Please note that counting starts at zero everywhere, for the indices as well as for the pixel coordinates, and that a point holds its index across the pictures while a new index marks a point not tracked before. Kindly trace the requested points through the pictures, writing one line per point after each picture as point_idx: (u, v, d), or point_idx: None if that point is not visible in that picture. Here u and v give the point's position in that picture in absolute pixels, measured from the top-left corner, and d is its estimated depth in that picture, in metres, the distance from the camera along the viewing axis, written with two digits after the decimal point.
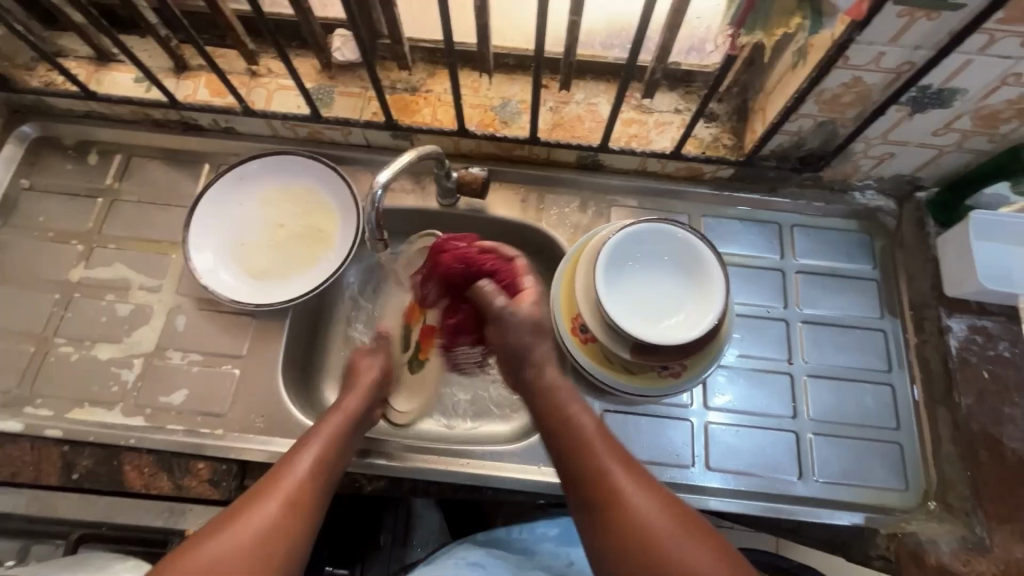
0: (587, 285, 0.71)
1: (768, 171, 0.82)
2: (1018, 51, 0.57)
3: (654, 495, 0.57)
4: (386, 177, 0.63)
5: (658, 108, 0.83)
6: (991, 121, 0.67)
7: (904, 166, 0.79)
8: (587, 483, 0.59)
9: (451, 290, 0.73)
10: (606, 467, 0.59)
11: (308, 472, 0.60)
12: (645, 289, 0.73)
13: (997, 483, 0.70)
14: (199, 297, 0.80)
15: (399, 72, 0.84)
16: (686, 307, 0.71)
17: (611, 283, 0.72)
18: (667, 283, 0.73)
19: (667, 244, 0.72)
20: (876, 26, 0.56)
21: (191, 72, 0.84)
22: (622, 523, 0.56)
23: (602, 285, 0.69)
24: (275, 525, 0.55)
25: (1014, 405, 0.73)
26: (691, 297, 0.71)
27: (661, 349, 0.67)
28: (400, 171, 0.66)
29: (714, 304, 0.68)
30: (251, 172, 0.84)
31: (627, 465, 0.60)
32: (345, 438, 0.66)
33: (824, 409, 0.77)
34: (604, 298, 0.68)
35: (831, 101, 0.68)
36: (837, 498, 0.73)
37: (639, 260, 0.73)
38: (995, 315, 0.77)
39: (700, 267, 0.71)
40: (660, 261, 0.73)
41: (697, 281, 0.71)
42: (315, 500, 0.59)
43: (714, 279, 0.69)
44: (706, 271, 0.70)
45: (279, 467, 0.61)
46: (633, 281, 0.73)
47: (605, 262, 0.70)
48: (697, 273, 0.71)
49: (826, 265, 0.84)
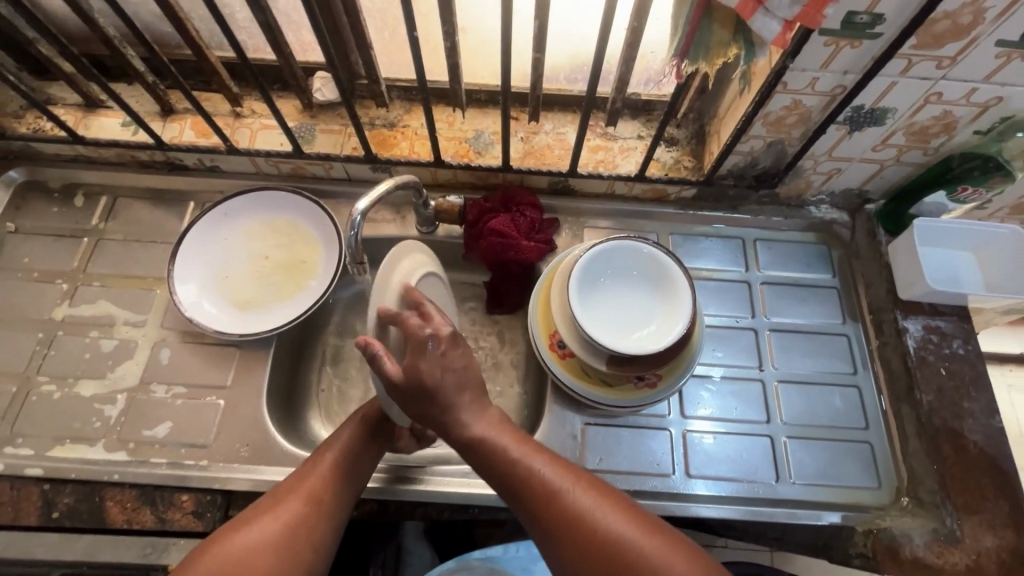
0: (563, 300, 0.75)
1: (727, 189, 0.87)
2: (934, 73, 0.64)
3: (595, 496, 0.56)
4: (365, 204, 0.64)
5: (622, 135, 0.89)
6: (922, 135, 0.74)
7: (851, 181, 0.85)
8: (530, 500, 0.56)
9: (505, 208, 0.86)
10: (546, 485, 0.56)
11: (329, 473, 0.64)
12: (617, 304, 0.76)
13: (962, 476, 0.73)
14: (183, 330, 0.81)
15: (377, 109, 0.89)
16: (657, 319, 0.74)
17: (585, 300, 0.75)
18: (639, 296, 0.76)
19: (636, 259, 0.76)
20: (807, 54, 0.62)
21: (177, 115, 0.88)
22: (578, 540, 0.53)
23: (575, 301, 0.72)
24: (298, 524, 0.59)
25: (971, 399, 0.77)
26: (661, 308, 0.74)
27: (634, 359, 0.70)
28: (378, 199, 0.67)
29: (683, 314, 0.71)
30: (235, 208, 0.87)
31: (571, 475, 0.58)
32: (365, 447, 0.67)
33: (797, 413, 0.80)
34: (577, 314, 0.71)
35: (777, 122, 0.74)
36: (815, 499, 0.75)
37: (611, 275, 0.77)
38: (947, 315, 0.82)
39: (668, 279, 0.75)
40: (631, 276, 0.77)
41: (667, 293, 0.74)
42: (337, 501, 0.63)
43: (681, 291, 0.73)
44: (674, 284, 0.74)
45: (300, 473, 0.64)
46: (607, 295, 0.76)
47: (577, 280, 0.74)
48: (666, 286, 0.75)
49: (788, 276, 0.88)
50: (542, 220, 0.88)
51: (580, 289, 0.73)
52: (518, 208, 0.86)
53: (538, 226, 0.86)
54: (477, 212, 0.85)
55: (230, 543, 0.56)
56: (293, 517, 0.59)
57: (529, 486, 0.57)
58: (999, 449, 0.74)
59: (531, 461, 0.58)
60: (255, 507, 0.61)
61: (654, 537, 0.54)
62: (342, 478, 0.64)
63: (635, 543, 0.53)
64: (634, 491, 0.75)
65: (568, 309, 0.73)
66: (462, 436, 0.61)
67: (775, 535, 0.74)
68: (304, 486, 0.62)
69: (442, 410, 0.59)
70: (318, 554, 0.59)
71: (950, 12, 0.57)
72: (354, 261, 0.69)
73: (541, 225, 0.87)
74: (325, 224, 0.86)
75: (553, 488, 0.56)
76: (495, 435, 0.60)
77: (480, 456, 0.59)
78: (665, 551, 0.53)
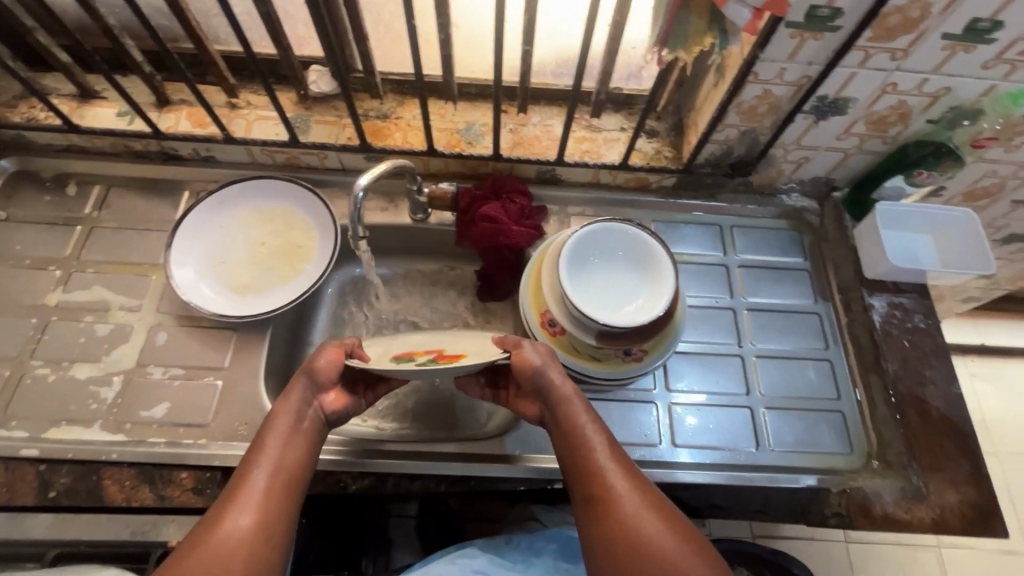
0: (552, 278, 0.78)
1: (705, 177, 0.93)
2: (889, 64, 0.70)
3: (642, 495, 0.60)
4: (368, 180, 0.67)
5: (605, 127, 0.93)
6: (881, 125, 0.80)
7: (819, 169, 0.91)
8: (584, 485, 0.62)
9: (497, 197, 0.90)
10: (604, 476, 0.62)
11: (269, 477, 0.59)
12: (605, 283, 0.80)
13: (927, 438, 0.78)
14: (180, 314, 0.82)
15: (371, 101, 0.92)
16: (643, 296, 0.78)
17: (575, 279, 0.78)
18: (625, 275, 0.80)
19: (621, 240, 0.80)
20: (775, 45, 0.68)
21: (172, 106, 0.90)
22: (617, 534, 0.58)
23: (566, 279, 0.76)
24: (242, 544, 0.54)
25: (932, 367, 0.82)
26: (645, 286, 0.78)
27: (620, 332, 0.74)
28: (379, 177, 0.70)
29: (667, 290, 0.76)
30: (231, 195, 0.88)
31: (625, 474, 0.62)
32: (300, 439, 0.64)
33: (774, 386, 0.85)
34: (569, 291, 0.75)
35: (749, 112, 0.79)
36: (793, 464, 0.79)
37: (598, 256, 0.81)
38: (909, 292, 0.88)
39: (651, 259, 0.79)
40: (616, 256, 0.81)
41: (652, 271, 0.78)
42: (282, 506, 0.58)
43: (665, 270, 0.77)
44: (658, 262, 0.78)
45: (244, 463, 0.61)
46: (594, 274, 0.80)
47: (567, 259, 0.77)
48: (650, 265, 0.79)
49: (762, 259, 0.94)
50: (532, 207, 0.92)
51: (569, 267, 0.77)
52: (510, 196, 0.90)
53: (530, 213, 0.91)
54: (469, 200, 0.88)
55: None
56: (236, 537, 0.54)
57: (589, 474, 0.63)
58: (960, 414, 0.80)
59: (600, 451, 0.64)
60: (193, 533, 0.54)
61: (685, 544, 0.57)
62: (283, 479, 0.60)
63: (667, 545, 0.56)
64: None
65: (559, 285, 0.76)
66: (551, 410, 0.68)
67: (757, 508, 0.78)
68: (249, 489, 0.57)
69: (536, 375, 0.69)
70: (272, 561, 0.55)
71: (900, 6, 0.63)
72: (355, 233, 0.73)
73: (531, 212, 0.91)
74: (320, 210, 0.88)
75: (609, 479, 0.61)
76: (572, 417, 0.67)
77: (562, 434, 0.67)
78: (693, 558, 0.56)
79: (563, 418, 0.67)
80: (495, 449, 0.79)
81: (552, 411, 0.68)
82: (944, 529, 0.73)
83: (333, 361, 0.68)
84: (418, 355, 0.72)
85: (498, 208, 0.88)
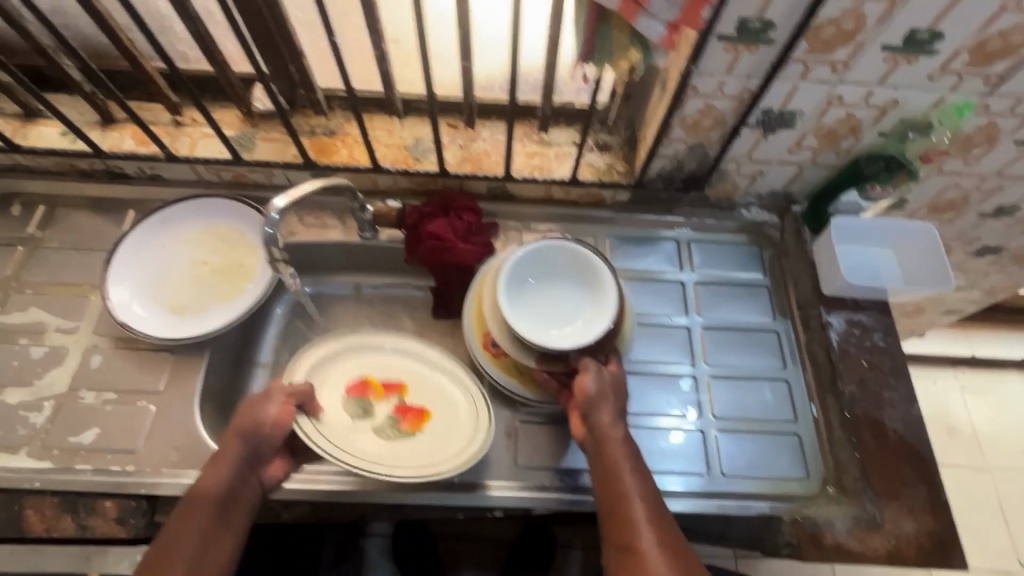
0: (493, 302, 0.76)
1: (658, 192, 0.90)
2: (831, 76, 0.68)
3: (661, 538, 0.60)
4: (283, 201, 0.63)
5: (557, 141, 0.91)
6: (832, 138, 0.78)
7: (775, 183, 0.89)
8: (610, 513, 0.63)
9: (445, 215, 0.87)
10: (630, 512, 0.62)
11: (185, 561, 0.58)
12: (550, 303, 0.79)
13: (884, 463, 0.74)
14: (117, 336, 0.81)
15: (317, 118, 0.91)
16: (586, 315, 0.76)
17: (518, 299, 0.78)
18: (569, 296, 0.79)
19: (562, 260, 0.79)
20: (709, 59, 0.66)
21: (117, 125, 0.89)
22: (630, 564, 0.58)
23: (505, 300, 0.74)
24: None
25: (890, 388, 0.79)
26: (588, 305, 0.77)
27: (563, 353, 0.71)
28: (299, 198, 0.66)
29: (608, 309, 0.73)
30: (175, 215, 0.87)
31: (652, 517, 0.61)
32: (224, 514, 0.62)
33: (728, 408, 0.82)
34: (507, 313, 0.73)
35: (694, 126, 0.77)
36: (745, 491, 0.76)
37: (542, 276, 0.80)
38: (869, 309, 0.85)
39: (594, 276, 0.77)
40: (559, 278, 0.80)
41: (595, 291, 0.77)
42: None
43: (608, 289, 0.75)
44: (601, 281, 0.76)
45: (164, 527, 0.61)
46: (537, 296, 0.79)
47: (507, 279, 0.76)
48: (593, 283, 0.77)
49: (720, 275, 0.91)
50: (483, 224, 0.89)
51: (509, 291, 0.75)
52: (459, 214, 0.88)
53: (481, 231, 0.88)
54: (415, 217, 0.86)
55: None
56: None
57: (614, 496, 0.63)
58: (919, 437, 0.76)
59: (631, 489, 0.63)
60: None
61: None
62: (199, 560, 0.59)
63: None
64: (564, 487, 0.76)
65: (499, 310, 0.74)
66: (595, 442, 0.68)
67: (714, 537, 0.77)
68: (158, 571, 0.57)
69: (589, 404, 0.69)
70: None
71: (833, 18, 0.61)
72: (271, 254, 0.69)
73: (482, 229, 0.88)
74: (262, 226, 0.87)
75: (626, 494, 0.63)
76: (614, 454, 0.66)
77: (599, 463, 0.67)
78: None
79: (603, 449, 0.67)
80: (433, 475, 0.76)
81: (595, 444, 0.68)
82: (899, 561, 0.69)
83: (278, 421, 0.68)
84: (377, 396, 0.81)
85: (445, 227, 0.85)
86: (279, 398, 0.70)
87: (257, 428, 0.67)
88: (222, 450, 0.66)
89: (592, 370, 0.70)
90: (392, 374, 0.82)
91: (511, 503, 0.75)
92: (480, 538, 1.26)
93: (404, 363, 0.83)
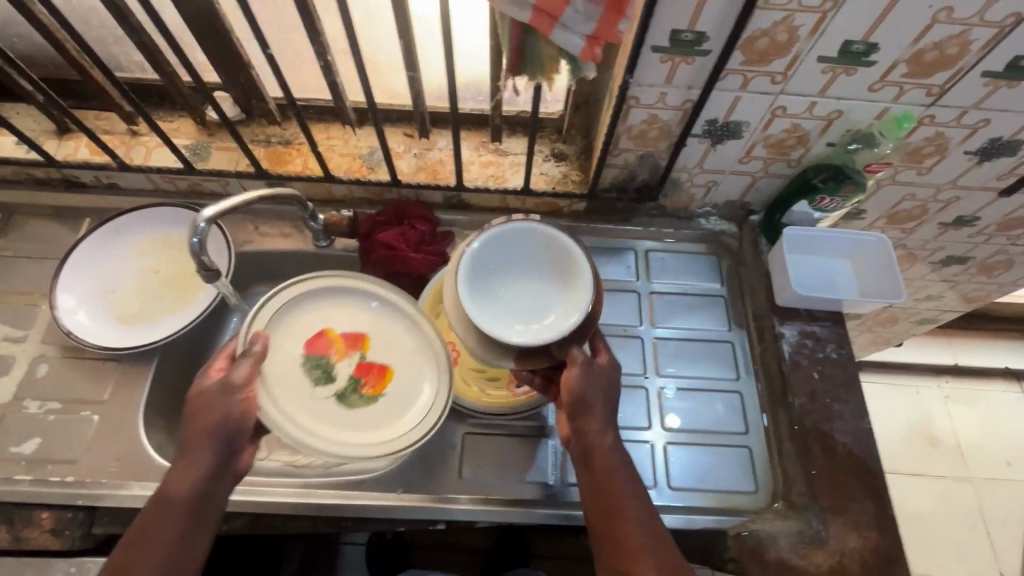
0: (453, 301, 0.63)
1: (613, 202, 0.90)
2: (771, 87, 0.68)
3: (656, 545, 0.61)
4: (212, 212, 0.63)
5: (512, 151, 0.91)
6: (781, 148, 0.77)
7: (730, 193, 0.88)
8: (603, 520, 0.62)
9: (398, 223, 0.87)
10: (625, 520, 0.61)
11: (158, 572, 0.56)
12: (517, 295, 0.65)
13: (831, 477, 0.74)
14: (65, 346, 0.80)
15: (273, 128, 0.91)
16: (558, 307, 0.64)
17: (482, 290, 0.64)
18: (539, 284, 0.66)
19: (526, 246, 0.67)
20: (647, 70, 0.66)
21: (73, 134, 0.89)
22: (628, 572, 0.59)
23: (466, 292, 0.62)
24: None
25: (841, 401, 0.79)
26: (561, 291, 0.65)
27: (544, 346, 0.60)
28: (231, 209, 0.65)
29: (585, 299, 0.62)
30: (128, 224, 0.87)
31: (646, 525, 0.62)
32: (196, 518, 0.58)
33: (679, 420, 0.81)
34: (468, 306, 0.61)
35: (641, 136, 0.77)
36: (691, 504, 0.75)
37: (508, 264, 0.67)
38: (823, 320, 0.84)
39: (564, 257, 0.66)
40: (525, 266, 0.67)
41: (570, 279, 0.64)
42: None
43: (585, 277, 0.63)
44: (578, 267, 0.64)
45: (132, 530, 0.58)
46: (503, 287, 0.66)
47: (468, 268, 0.64)
48: (570, 271, 0.65)
49: (676, 285, 0.91)
50: (436, 232, 0.89)
51: (470, 286, 0.63)
52: (412, 221, 0.88)
53: (434, 239, 0.88)
54: (369, 226, 0.87)
55: None
56: None
57: (610, 518, 0.62)
58: (867, 451, 0.75)
59: (626, 496, 0.63)
60: None
61: None
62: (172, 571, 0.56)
63: None
64: (509, 500, 0.76)
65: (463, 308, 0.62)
66: (584, 445, 0.65)
67: None
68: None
69: (580, 409, 0.64)
70: None
71: (765, 29, 0.61)
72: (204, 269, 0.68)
73: (436, 236, 0.88)
74: (215, 236, 0.87)
75: (621, 500, 0.63)
76: (606, 459, 0.64)
77: (590, 468, 0.64)
78: None
79: (594, 454, 0.64)
80: (376, 488, 0.76)
81: (585, 448, 0.65)
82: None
83: (241, 416, 0.62)
84: (336, 353, 0.74)
85: (396, 235, 0.85)
86: (236, 392, 0.62)
87: (223, 426, 0.61)
88: (189, 451, 0.60)
89: (584, 368, 0.63)
90: (356, 325, 0.75)
91: (454, 516, 0.75)
92: (456, 547, 1.25)
93: (375, 316, 0.76)
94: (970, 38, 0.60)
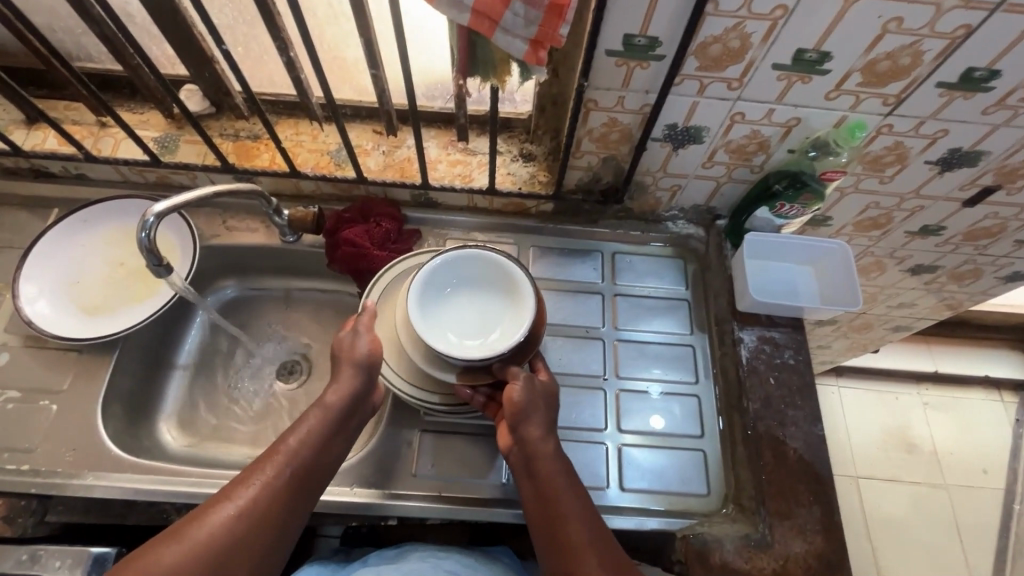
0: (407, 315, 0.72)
1: (580, 203, 0.90)
2: (728, 93, 0.68)
3: (602, 549, 0.60)
4: (163, 207, 0.63)
5: (480, 150, 0.91)
6: (742, 154, 0.78)
7: (696, 198, 0.89)
8: (544, 525, 0.63)
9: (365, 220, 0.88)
10: (565, 524, 0.61)
11: (293, 469, 0.61)
12: (464, 313, 0.74)
13: (778, 481, 0.75)
14: (28, 335, 0.81)
15: (242, 122, 0.91)
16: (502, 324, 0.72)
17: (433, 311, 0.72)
18: (486, 304, 0.74)
19: (483, 266, 0.74)
20: (603, 73, 0.66)
21: (41, 124, 0.89)
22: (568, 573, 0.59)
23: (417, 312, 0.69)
24: (235, 539, 0.56)
25: (796, 407, 0.79)
26: (507, 312, 0.72)
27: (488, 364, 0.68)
28: (184, 204, 0.66)
29: (526, 314, 0.69)
30: (93, 215, 0.88)
31: (592, 529, 0.62)
32: (328, 434, 0.65)
33: (638, 422, 0.81)
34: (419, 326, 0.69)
35: (602, 139, 0.77)
36: (642, 506, 0.75)
37: (458, 286, 0.75)
38: (783, 326, 0.85)
39: (508, 277, 0.73)
40: (477, 284, 0.75)
41: (513, 298, 0.72)
42: (293, 501, 0.61)
43: (524, 293, 0.71)
44: (518, 288, 0.72)
45: (278, 437, 0.64)
46: (452, 308, 0.74)
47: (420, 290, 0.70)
48: (512, 291, 0.73)
49: (641, 287, 0.91)
50: (403, 230, 0.90)
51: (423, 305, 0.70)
52: (379, 219, 0.88)
53: (401, 237, 0.89)
54: (334, 222, 0.87)
55: (158, 557, 0.53)
56: (224, 525, 0.56)
57: (553, 523, 0.62)
58: (818, 457, 0.76)
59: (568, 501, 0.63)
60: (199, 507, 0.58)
61: None
62: (304, 474, 0.62)
63: None
64: (462, 499, 0.76)
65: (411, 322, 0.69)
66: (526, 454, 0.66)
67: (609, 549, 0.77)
68: (273, 462, 0.61)
69: (519, 417, 0.66)
70: (264, 551, 0.57)
71: (717, 35, 0.61)
72: (156, 263, 0.68)
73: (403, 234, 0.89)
74: (180, 228, 0.88)
75: (562, 506, 0.63)
76: (547, 468, 0.65)
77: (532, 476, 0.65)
78: None
79: (534, 462, 0.65)
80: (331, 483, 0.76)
81: (527, 456, 0.66)
82: None
83: (372, 353, 0.70)
84: None
85: (363, 231, 0.86)
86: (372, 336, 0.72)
87: (368, 362, 0.70)
88: (337, 381, 0.69)
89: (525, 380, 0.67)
90: None
91: (407, 513, 0.75)
92: None
93: None
94: (923, 48, 0.60)
